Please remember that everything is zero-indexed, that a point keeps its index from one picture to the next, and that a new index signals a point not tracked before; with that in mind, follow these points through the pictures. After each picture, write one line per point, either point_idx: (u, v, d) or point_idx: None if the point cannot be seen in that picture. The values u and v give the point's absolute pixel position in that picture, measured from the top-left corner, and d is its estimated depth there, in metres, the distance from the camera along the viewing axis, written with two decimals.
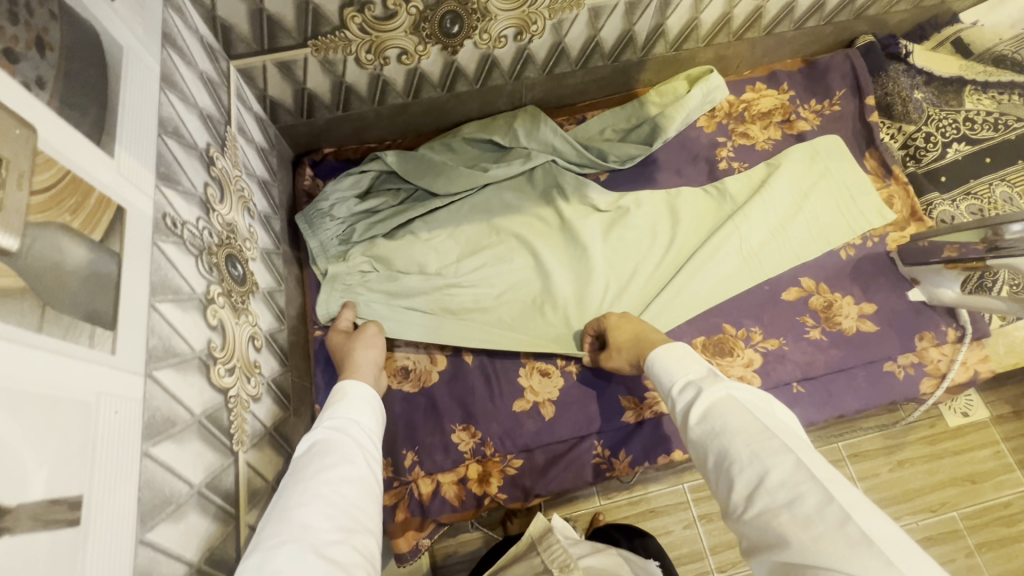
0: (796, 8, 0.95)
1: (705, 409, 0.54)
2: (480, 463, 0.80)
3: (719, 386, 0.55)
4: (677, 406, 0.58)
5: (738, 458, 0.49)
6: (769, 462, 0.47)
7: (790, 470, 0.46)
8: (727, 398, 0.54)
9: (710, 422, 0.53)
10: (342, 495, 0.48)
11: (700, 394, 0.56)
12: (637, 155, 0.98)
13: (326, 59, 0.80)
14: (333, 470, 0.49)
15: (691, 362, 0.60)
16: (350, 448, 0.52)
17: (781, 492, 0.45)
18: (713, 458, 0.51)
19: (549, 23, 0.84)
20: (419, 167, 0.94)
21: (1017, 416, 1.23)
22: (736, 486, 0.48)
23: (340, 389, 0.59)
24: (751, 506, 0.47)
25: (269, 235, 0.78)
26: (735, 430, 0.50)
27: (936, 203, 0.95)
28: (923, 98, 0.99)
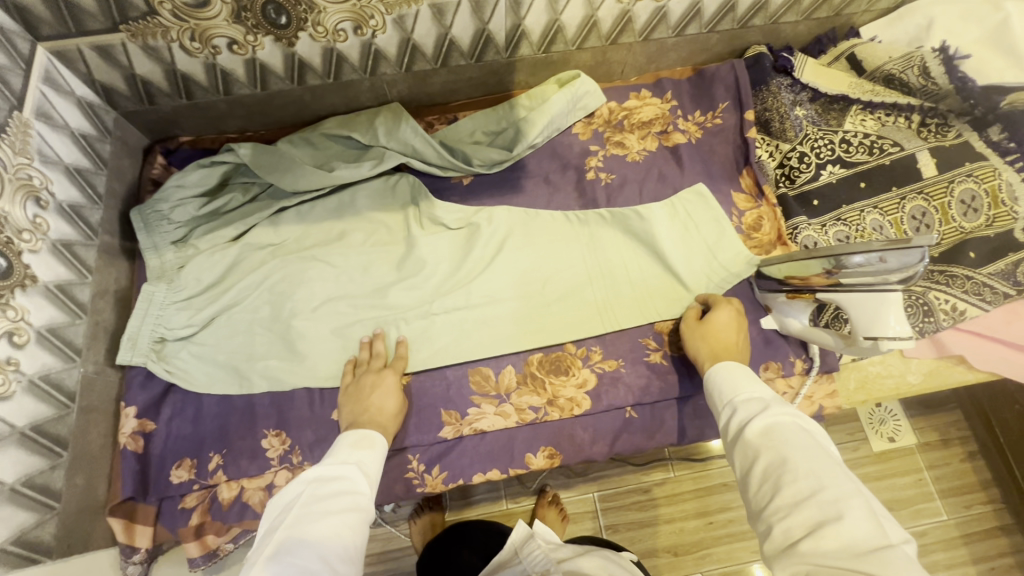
0: (669, 13, 0.90)
1: (770, 424, 0.57)
2: (289, 472, 0.79)
3: (787, 409, 0.58)
4: (736, 415, 0.61)
5: (797, 469, 0.51)
6: (825, 481, 0.49)
7: (845, 492, 0.48)
8: (785, 421, 0.56)
9: (770, 437, 0.55)
10: (345, 537, 0.54)
11: (763, 410, 0.59)
12: (500, 160, 0.94)
13: (147, 45, 0.77)
14: (345, 513, 0.57)
15: (755, 384, 0.64)
16: (362, 499, 0.60)
17: (830, 507, 0.47)
18: (763, 463, 0.53)
19: (389, 18, 0.80)
20: (269, 162, 0.90)
21: (944, 444, 1.20)
22: (783, 495, 0.50)
23: (359, 432, 0.70)
24: (795, 514, 0.48)
25: (77, 226, 0.75)
26: (797, 449, 0.53)
27: (801, 227, 0.90)
28: (803, 115, 0.95)
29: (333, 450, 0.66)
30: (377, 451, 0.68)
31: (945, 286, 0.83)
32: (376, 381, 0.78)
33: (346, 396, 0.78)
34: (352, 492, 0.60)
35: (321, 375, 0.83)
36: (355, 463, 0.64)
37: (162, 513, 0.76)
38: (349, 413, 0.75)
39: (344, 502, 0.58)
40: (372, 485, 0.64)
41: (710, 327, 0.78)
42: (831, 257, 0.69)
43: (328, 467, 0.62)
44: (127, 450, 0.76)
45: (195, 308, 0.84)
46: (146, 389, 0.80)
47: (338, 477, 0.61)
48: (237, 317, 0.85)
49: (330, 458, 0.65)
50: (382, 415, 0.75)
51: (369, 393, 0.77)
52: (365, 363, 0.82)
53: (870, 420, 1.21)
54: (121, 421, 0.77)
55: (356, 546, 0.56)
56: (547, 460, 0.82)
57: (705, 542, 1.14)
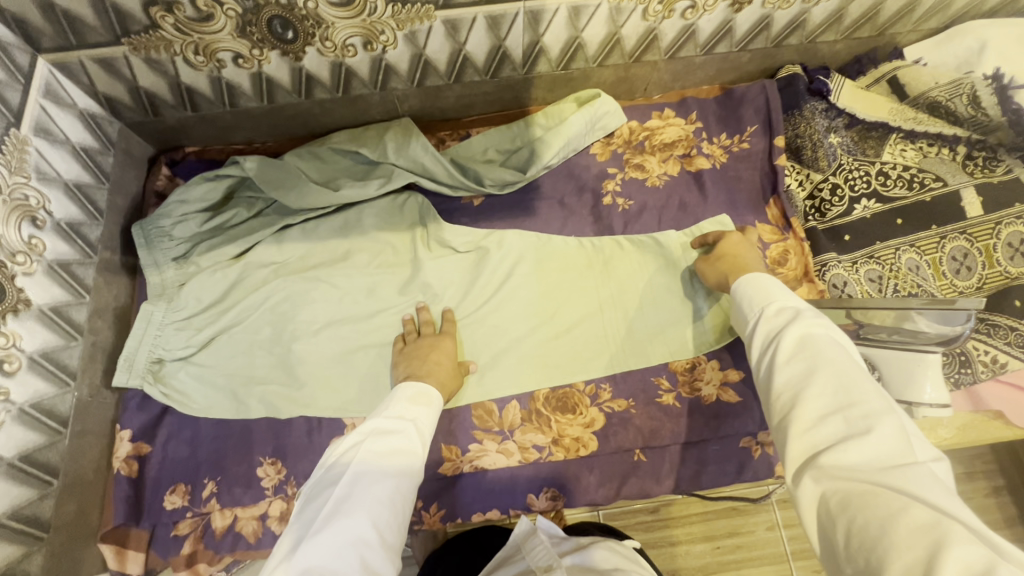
0: (698, 31, 0.84)
1: (801, 339, 0.53)
2: (283, 501, 0.77)
3: (822, 324, 0.54)
4: (764, 327, 0.58)
5: (824, 383, 0.48)
6: (856, 397, 0.46)
7: (875, 410, 0.45)
8: (822, 332, 0.53)
9: (800, 353, 0.52)
10: (393, 510, 0.53)
11: (797, 318, 0.55)
12: (514, 181, 0.90)
13: (149, 58, 0.74)
14: (399, 476, 0.56)
15: (789, 296, 0.60)
16: (415, 465, 0.58)
17: (859, 422, 0.44)
18: (790, 379, 0.50)
19: (400, 33, 0.76)
20: (275, 179, 0.87)
21: (969, 479, 1.14)
22: (809, 414, 0.47)
23: (416, 386, 0.67)
24: (820, 428, 0.45)
25: (75, 245, 0.74)
26: (831, 361, 0.49)
27: (830, 265, 0.85)
28: (837, 143, 0.89)
29: (390, 401, 0.64)
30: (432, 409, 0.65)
31: (985, 336, 0.77)
32: (434, 345, 0.79)
33: (401, 358, 0.78)
34: (407, 456, 0.58)
35: (320, 401, 0.81)
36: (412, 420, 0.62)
37: (154, 539, 0.75)
38: (406, 368, 0.76)
39: (401, 465, 0.57)
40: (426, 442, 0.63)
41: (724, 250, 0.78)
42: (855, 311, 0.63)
43: (383, 419, 0.60)
44: (121, 475, 0.75)
45: (194, 330, 0.82)
46: (142, 411, 0.78)
47: (396, 433, 0.59)
48: (237, 339, 0.83)
49: (389, 409, 0.63)
50: (441, 370, 0.75)
51: (427, 354, 0.78)
52: (413, 332, 0.82)
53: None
54: (116, 445, 0.76)
55: (404, 514, 0.55)
56: (550, 502, 0.79)
57: (712, 567, 1.10)
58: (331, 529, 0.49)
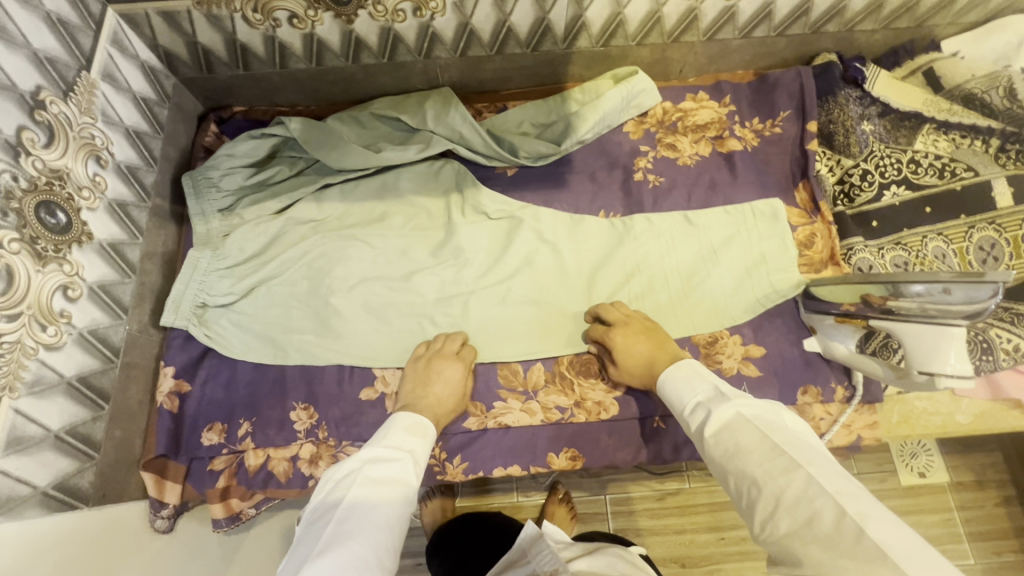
0: (738, 13, 0.86)
1: (720, 425, 0.57)
2: (313, 445, 0.81)
3: (726, 404, 0.58)
4: (690, 426, 0.61)
5: (754, 477, 0.50)
6: (781, 481, 0.49)
7: (802, 486, 0.48)
8: (736, 416, 0.56)
9: (723, 440, 0.55)
10: (385, 537, 0.55)
11: (709, 412, 0.59)
12: (548, 154, 0.93)
13: (210, 13, 0.78)
14: (393, 503, 0.58)
15: (698, 383, 0.64)
16: (407, 492, 0.60)
17: (798, 511, 0.46)
18: (733, 478, 0.53)
19: (450, 0, 0.79)
20: (318, 139, 0.91)
21: (979, 486, 1.14)
22: (756, 507, 0.49)
23: (413, 417, 0.69)
24: (774, 527, 0.47)
25: (132, 187, 0.77)
26: (753, 452, 0.52)
27: (856, 249, 0.86)
28: (870, 130, 0.90)
29: (387, 430, 0.67)
30: (423, 437, 0.68)
31: (1008, 325, 0.78)
32: (438, 372, 0.78)
33: (410, 377, 0.78)
34: (398, 485, 0.60)
35: (351, 354, 0.84)
36: (406, 449, 0.65)
37: (190, 471, 0.79)
38: (408, 394, 0.76)
39: (394, 493, 0.59)
40: (420, 473, 0.65)
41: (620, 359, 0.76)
42: (892, 285, 0.65)
43: (374, 450, 0.63)
44: (163, 408, 0.79)
45: (235, 279, 0.85)
46: (184, 351, 0.82)
47: (393, 460, 0.62)
48: (275, 290, 0.86)
49: (387, 437, 0.65)
50: (438, 403, 0.75)
51: (429, 380, 0.77)
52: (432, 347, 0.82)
53: (901, 452, 1.16)
54: (160, 380, 0.79)
55: (397, 540, 0.57)
56: (569, 462, 0.81)
57: (716, 557, 1.12)
58: (330, 559, 0.50)
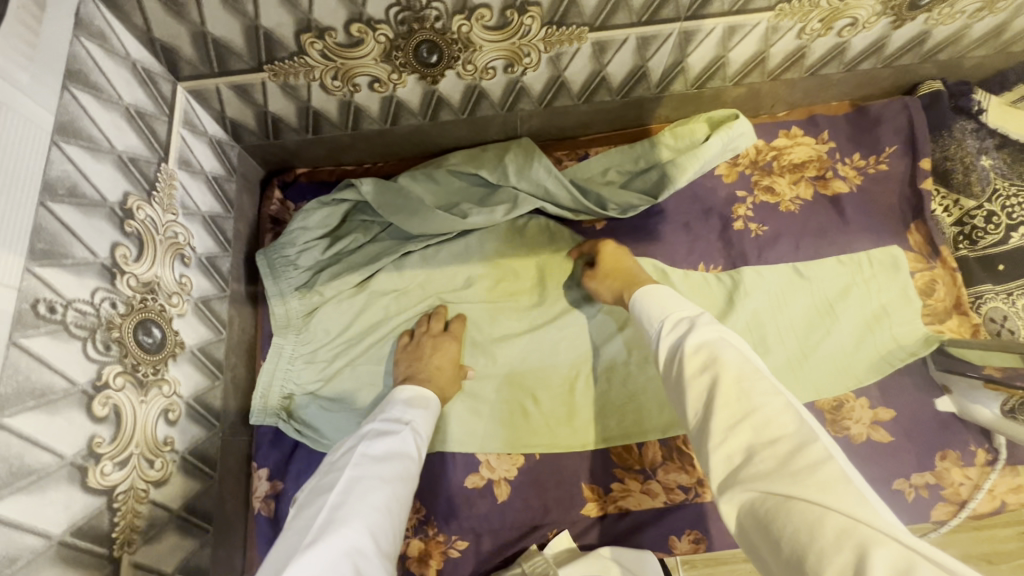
0: (849, 48, 0.79)
1: (701, 343, 0.53)
2: (422, 542, 0.75)
3: (713, 324, 0.54)
4: (664, 338, 0.58)
5: (726, 393, 0.48)
6: (759, 400, 0.46)
7: (776, 410, 0.45)
8: (725, 337, 0.53)
9: (699, 353, 0.52)
10: (385, 517, 0.56)
11: (690, 328, 0.56)
12: (639, 206, 0.86)
13: (286, 84, 0.71)
14: (391, 482, 0.59)
15: (680, 303, 0.61)
16: (406, 469, 0.61)
17: (764, 431, 0.45)
18: (699, 392, 0.50)
19: (546, 55, 0.72)
20: (396, 203, 0.84)
21: None
22: (715, 420, 0.48)
23: (414, 389, 0.72)
24: (730, 443, 0.46)
25: (213, 279, 0.71)
26: (732, 367, 0.49)
27: (986, 298, 0.80)
28: (991, 167, 0.83)
29: (386, 406, 0.68)
30: (420, 410, 0.69)
31: None
32: (436, 346, 0.78)
33: (404, 357, 0.78)
34: (395, 460, 0.61)
35: (452, 439, 0.78)
36: (405, 423, 0.66)
37: None
38: (405, 369, 0.76)
39: (393, 470, 0.60)
40: (420, 446, 0.66)
41: (606, 263, 0.77)
42: None
43: (373, 426, 0.64)
44: (260, 515, 0.73)
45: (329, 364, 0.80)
46: (276, 448, 0.76)
47: (390, 436, 0.63)
48: (364, 373, 0.80)
49: (387, 413, 0.67)
50: (441, 373, 0.76)
51: (428, 354, 0.77)
52: (420, 328, 0.81)
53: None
54: (255, 484, 0.74)
55: (398, 517, 0.58)
56: (691, 545, 0.75)
57: None
58: (328, 537, 0.51)
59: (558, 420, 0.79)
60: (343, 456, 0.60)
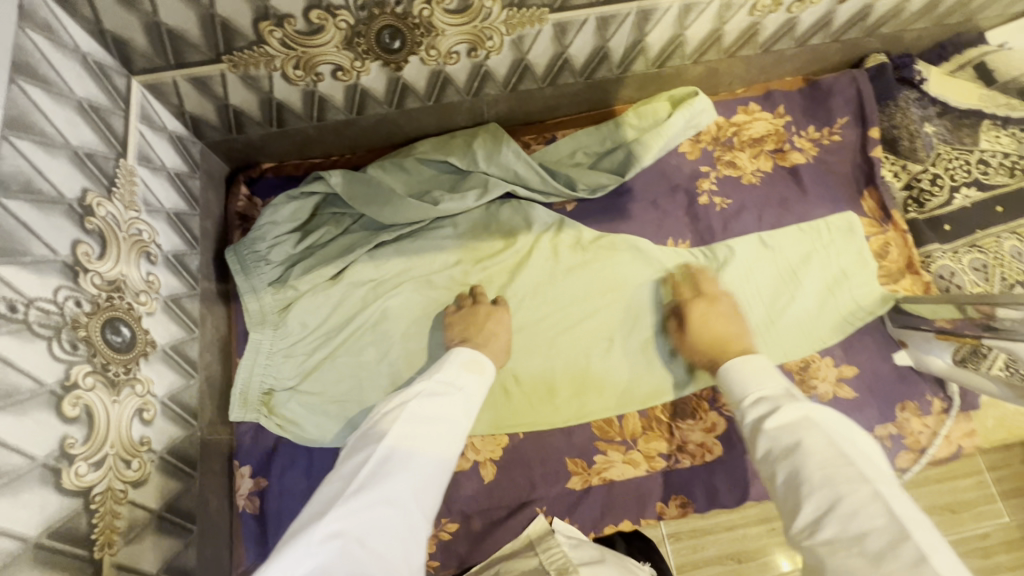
0: (798, 24, 0.83)
1: (783, 422, 0.55)
2: None
3: (796, 404, 0.56)
4: (745, 417, 0.60)
5: (809, 481, 0.50)
6: (843, 489, 0.48)
7: (863, 500, 0.46)
8: (825, 417, 0.54)
9: (783, 436, 0.54)
10: (427, 477, 0.54)
11: (774, 408, 0.57)
12: (609, 185, 0.88)
13: (246, 75, 0.70)
14: (439, 446, 0.56)
15: (769, 378, 0.62)
16: (456, 430, 0.59)
17: (852, 523, 0.45)
18: (782, 476, 0.52)
19: (508, 38, 0.73)
20: (364, 193, 0.84)
21: None
22: (803, 508, 0.49)
23: (471, 354, 0.68)
24: (819, 533, 0.47)
25: (182, 277, 0.70)
26: (817, 454, 0.51)
27: (935, 256, 0.85)
28: (933, 133, 0.88)
29: (443, 364, 0.66)
30: (475, 373, 0.66)
31: None
32: (490, 316, 0.80)
33: (461, 323, 0.79)
34: (444, 421, 0.58)
35: None
36: (460, 385, 0.63)
37: None
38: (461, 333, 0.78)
39: (443, 431, 0.57)
40: (473, 407, 0.63)
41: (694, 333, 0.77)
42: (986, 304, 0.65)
43: (426, 381, 0.61)
44: (245, 512, 0.73)
45: (305, 359, 0.79)
46: (257, 446, 0.76)
47: (443, 397, 0.60)
48: (344, 364, 0.80)
49: (442, 372, 0.64)
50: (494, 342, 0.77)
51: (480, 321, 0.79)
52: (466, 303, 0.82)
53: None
54: (238, 482, 0.74)
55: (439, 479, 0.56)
56: (679, 510, 0.78)
57: None
58: (368, 491, 0.50)
59: (539, 399, 0.81)
60: (396, 407, 0.57)
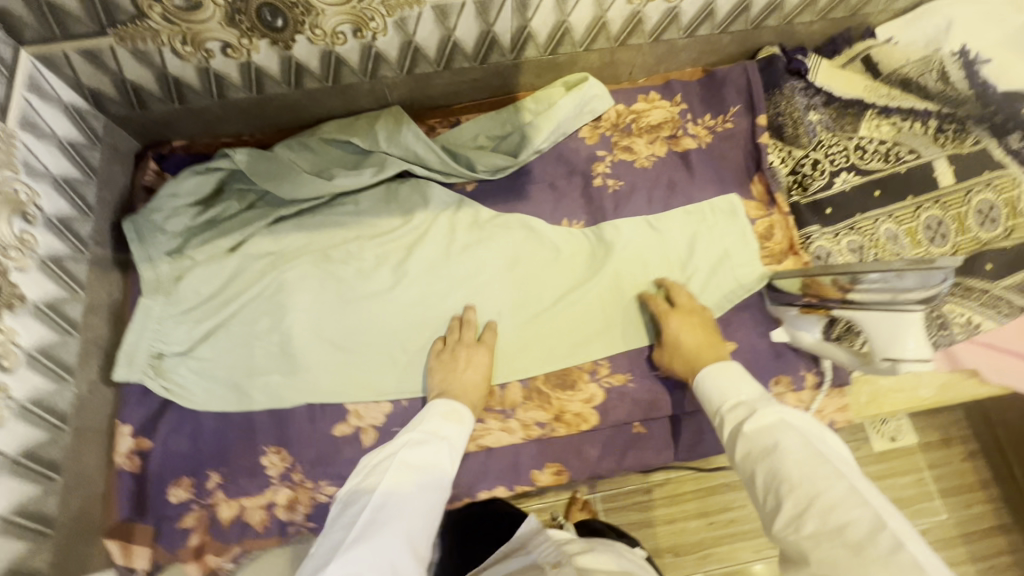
0: (680, 14, 0.87)
1: (763, 424, 0.61)
2: (289, 489, 0.78)
3: (773, 408, 0.62)
4: (725, 422, 0.65)
5: (788, 479, 0.54)
6: (821, 483, 0.53)
7: (842, 493, 0.51)
8: (789, 419, 0.60)
9: (762, 438, 0.59)
10: (420, 524, 0.59)
11: (752, 413, 0.63)
12: (506, 166, 0.92)
13: (136, 49, 0.74)
14: (426, 491, 0.61)
15: (744, 384, 0.68)
16: (443, 479, 0.64)
17: (828, 516, 0.50)
18: (762, 477, 0.57)
19: (390, 20, 0.77)
20: (267, 170, 0.87)
21: (945, 445, 1.26)
22: (784, 505, 0.53)
23: (449, 403, 0.73)
24: (801, 528, 0.51)
25: (67, 240, 0.73)
26: (793, 454, 0.56)
27: (814, 237, 0.88)
28: (817, 120, 0.92)
29: (423, 416, 0.71)
30: (455, 420, 0.71)
31: (964, 299, 0.82)
32: (468, 356, 0.80)
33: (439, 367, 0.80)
34: (429, 470, 0.63)
35: (324, 391, 0.81)
36: (443, 436, 0.68)
37: (160, 534, 0.75)
38: (439, 382, 0.78)
39: (431, 479, 0.63)
40: (455, 455, 0.69)
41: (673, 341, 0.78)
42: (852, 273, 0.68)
43: (405, 434, 0.67)
44: (123, 471, 0.75)
45: (196, 327, 0.82)
46: (143, 406, 0.78)
47: (427, 446, 0.65)
48: (238, 331, 0.82)
49: (423, 424, 0.69)
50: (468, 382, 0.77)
51: (456, 365, 0.79)
52: (454, 334, 0.83)
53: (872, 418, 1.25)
54: (117, 441, 0.76)
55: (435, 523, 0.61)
56: (554, 477, 0.82)
57: (706, 542, 1.18)
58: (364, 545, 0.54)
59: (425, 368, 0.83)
60: (381, 461, 0.63)
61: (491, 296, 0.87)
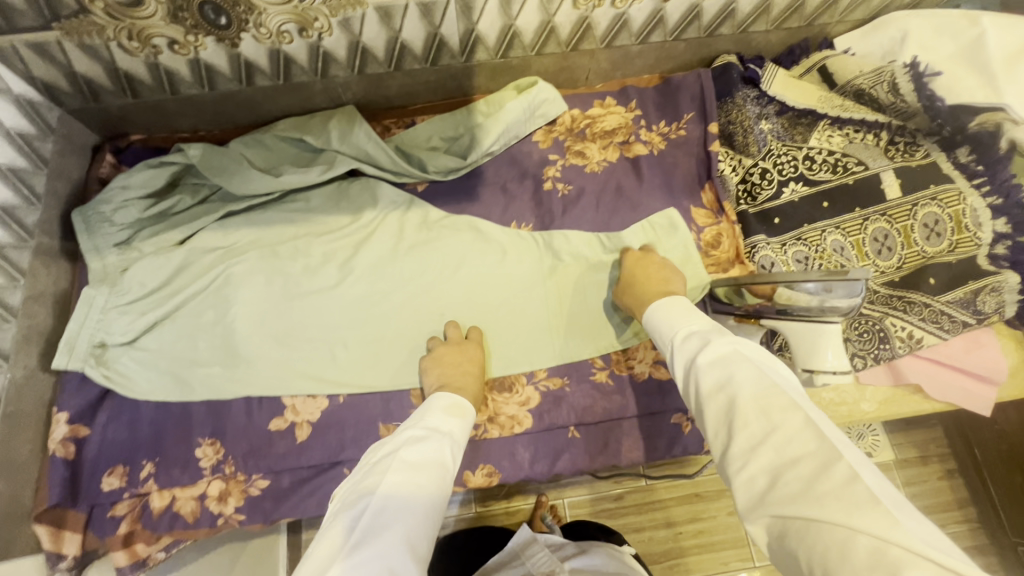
0: (630, 20, 0.87)
1: (718, 358, 0.56)
2: (221, 481, 0.80)
3: (727, 339, 0.58)
4: (677, 356, 0.62)
5: (743, 413, 0.50)
6: (777, 418, 0.48)
7: (797, 427, 0.47)
8: (744, 351, 0.56)
9: (715, 370, 0.55)
10: (417, 516, 0.52)
11: (704, 346, 0.59)
12: (457, 168, 0.93)
13: (83, 44, 0.75)
14: (428, 487, 0.56)
15: (694, 317, 0.65)
16: (444, 470, 0.59)
17: (785, 450, 0.46)
18: (716, 414, 0.53)
19: (335, 20, 0.77)
20: (219, 165, 0.86)
21: (922, 461, 1.25)
22: (735, 442, 0.50)
23: (452, 398, 0.69)
24: (750, 468, 0.47)
25: (8, 228, 0.75)
26: (748, 386, 0.52)
27: (759, 246, 0.87)
28: (768, 130, 0.92)
29: (426, 411, 0.66)
30: (456, 414, 0.67)
31: (901, 312, 0.82)
32: (459, 358, 0.80)
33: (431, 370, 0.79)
34: (431, 465, 0.58)
35: (263, 385, 0.82)
36: (443, 428, 0.63)
37: (93, 519, 0.78)
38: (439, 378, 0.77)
39: (433, 474, 0.57)
40: (456, 449, 0.63)
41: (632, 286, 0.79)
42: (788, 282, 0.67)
43: (404, 428, 0.62)
44: (57, 457, 0.77)
45: (137, 319, 0.82)
46: (81, 395, 0.80)
47: (428, 440, 0.60)
48: (182, 322, 0.83)
49: (425, 419, 0.64)
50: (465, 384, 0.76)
51: (457, 359, 0.79)
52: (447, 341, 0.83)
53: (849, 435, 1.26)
54: (52, 427, 0.78)
55: (434, 521, 0.55)
56: (486, 479, 0.81)
57: (674, 553, 1.17)
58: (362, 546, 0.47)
59: (364, 364, 0.84)
60: (384, 458, 0.57)
61: (433, 296, 0.87)
